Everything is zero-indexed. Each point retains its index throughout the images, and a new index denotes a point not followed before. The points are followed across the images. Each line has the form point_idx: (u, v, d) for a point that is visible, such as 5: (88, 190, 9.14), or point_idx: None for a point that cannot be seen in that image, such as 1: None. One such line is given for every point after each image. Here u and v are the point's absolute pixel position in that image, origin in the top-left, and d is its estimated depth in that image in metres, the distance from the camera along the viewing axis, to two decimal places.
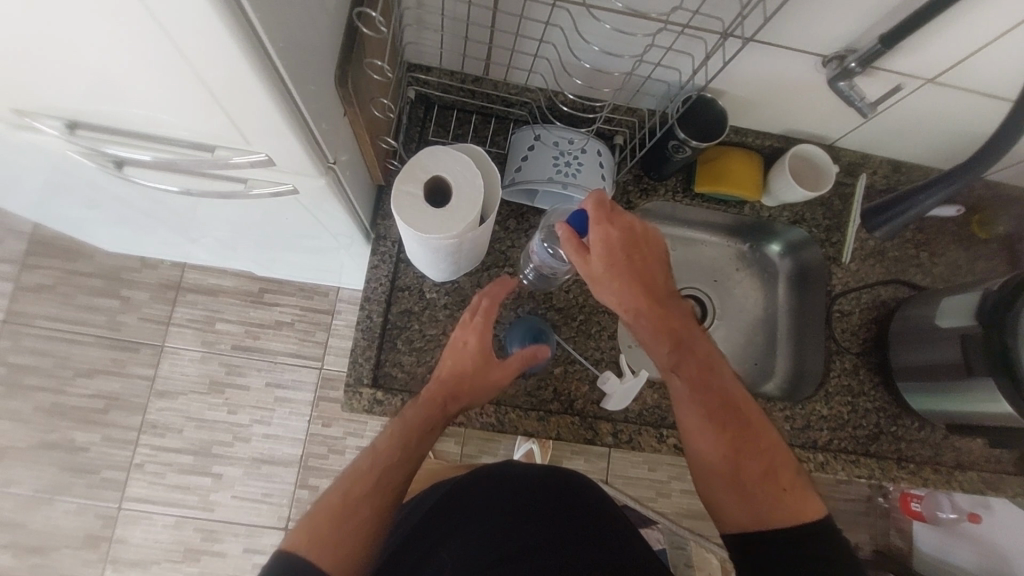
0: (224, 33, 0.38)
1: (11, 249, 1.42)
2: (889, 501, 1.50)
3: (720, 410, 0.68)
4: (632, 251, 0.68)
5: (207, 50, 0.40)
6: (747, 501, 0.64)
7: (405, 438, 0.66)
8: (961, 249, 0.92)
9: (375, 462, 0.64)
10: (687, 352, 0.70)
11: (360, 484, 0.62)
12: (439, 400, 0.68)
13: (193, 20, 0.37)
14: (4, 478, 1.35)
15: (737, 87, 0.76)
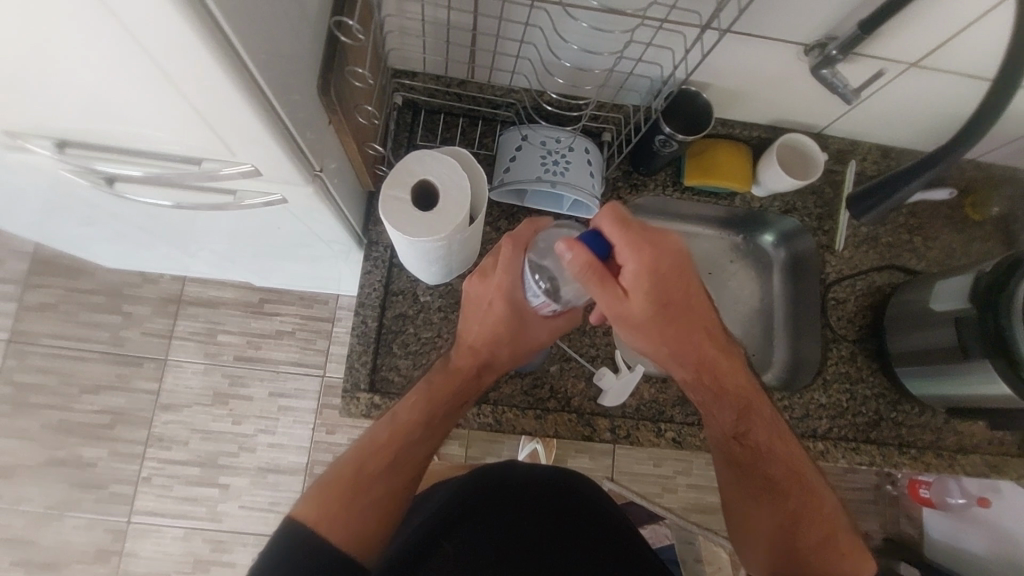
0: (201, 48, 0.39)
1: (13, 270, 1.44)
2: (898, 488, 1.50)
3: (765, 467, 0.70)
4: (670, 281, 0.58)
5: (186, 65, 0.41)
6: (792, 551, 0.68)
7: (423, 413, 0.68)
8: (954, 232, 0.92)
9: (392, 437, 0.67)
10: (728, 401, 0.70)
11: (377, 457, 0.65)
12: (460, 371, 0.70)
13: (171, 38, 0.38)
14: (13, 497, 1.36)
15: (721, 79, 0.76)
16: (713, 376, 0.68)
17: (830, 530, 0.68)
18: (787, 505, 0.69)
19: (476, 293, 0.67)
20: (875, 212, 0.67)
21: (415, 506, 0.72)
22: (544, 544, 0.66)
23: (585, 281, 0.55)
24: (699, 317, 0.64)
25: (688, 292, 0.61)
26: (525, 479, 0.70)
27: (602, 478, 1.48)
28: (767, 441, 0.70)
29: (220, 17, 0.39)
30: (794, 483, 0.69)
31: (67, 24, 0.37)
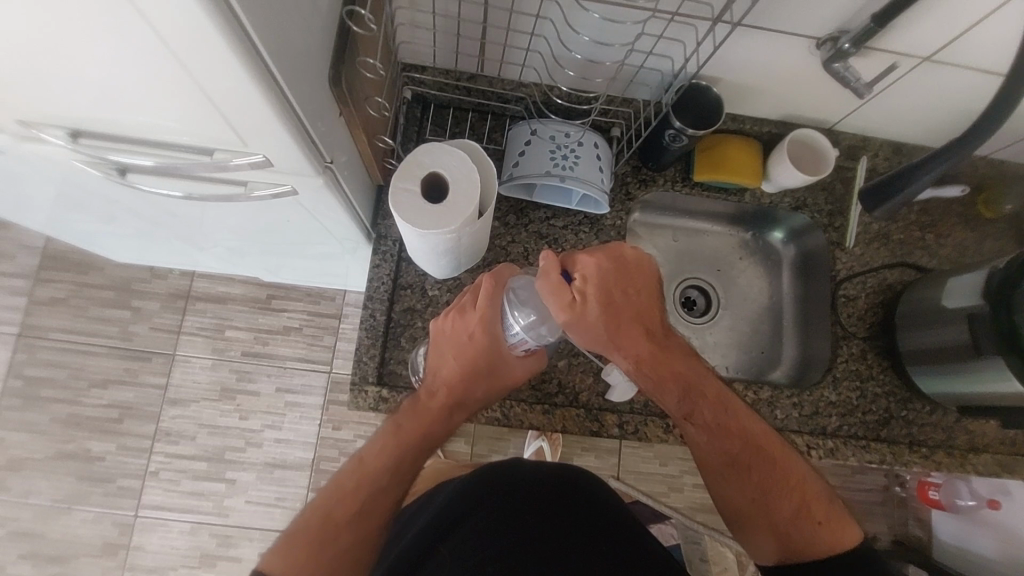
0: (215, 37, 0.39)
1: (24, 264, 1.45)
2: (906, 490, 1.49)
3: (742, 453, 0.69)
4: (620, 286, 0.63)
5: (199, 54, 0.41)
6: (768, 522, 0.69)
7: (388, 456, 0.69)
8: (967, 230, 0.92)
9: (358, 483, 0.68)
10: (695, 399, 0.68)
11: (343, 506, 0.67)
12: (424, 410, 0.69)
13: (186, 26, 0.38)
14: (22, 489, 1.37)
15: (731, 73, 0.75)
16: (653, 364, 0.67)
17: (802, 503, 0.69)
18: (752, 480, 0.69)
19: (442, 332, 0.66)
20: (887, 207, 0.67)
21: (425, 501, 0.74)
22: (545, 539, 0.65)
23: (552, 297, 0.61)
24: (645, 314, 0.65)
25: (631, 291, 0.64)
26: (530, 475, 0.71)
27: (607, 477, 1.48)
28: (716, 419, 0.69)
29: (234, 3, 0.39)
30: (751, 456, 0.69)
31: (84, 11, 0.37)
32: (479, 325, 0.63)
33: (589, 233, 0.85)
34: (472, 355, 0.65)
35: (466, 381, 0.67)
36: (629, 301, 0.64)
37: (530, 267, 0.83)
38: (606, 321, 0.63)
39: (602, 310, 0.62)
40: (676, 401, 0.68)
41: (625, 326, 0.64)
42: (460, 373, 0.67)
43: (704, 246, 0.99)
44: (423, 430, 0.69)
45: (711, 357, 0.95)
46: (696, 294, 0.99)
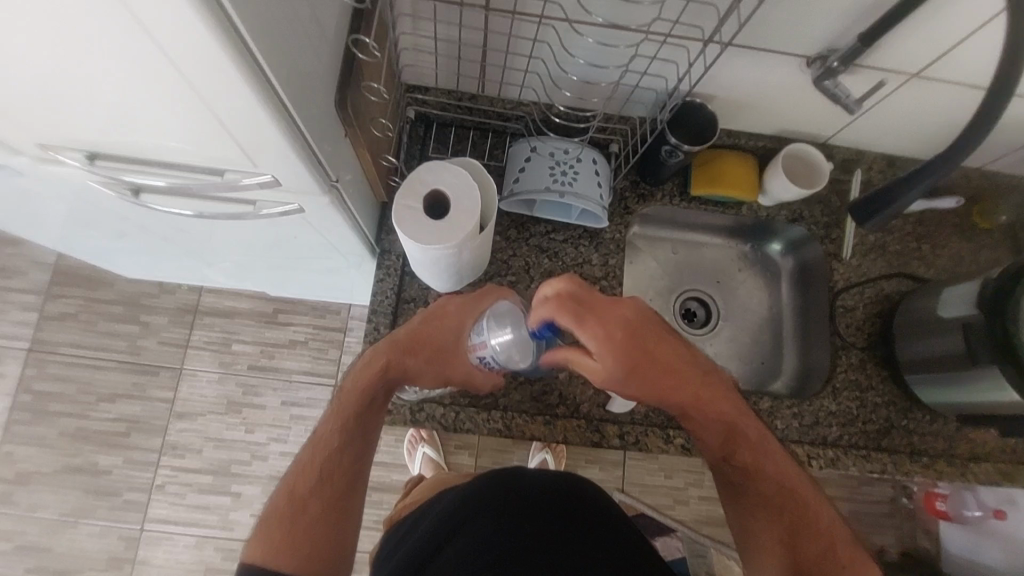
0: (228, 65, 0.41)
1: (36, 280, 1.48)
2: (914, 501, 1.49)
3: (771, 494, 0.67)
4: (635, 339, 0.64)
5: (212, 81, 0.43)
6: (793, 568, 0.62)
7: (340, 419, 0.67)
8: (963, 241, 0.93)
9: (314, 453, 0.65)
10: (735, 436, 0.68)
11: (304, 477, 0.63)
12: (376, 371, 0.69)
13: (200, 53, 0.40)
14: (29, 503, 1.38)
15: (725, 91, 0.77)
16: (691, 403, 0.68)
17: (827, 546, 0.64)
18: (782, 521, 0.65)
19: (430, 315, 0.74)
20: (878, 220, 0.68)
21: (428, 507, 0.76)
22: (543, 544, 0.66)
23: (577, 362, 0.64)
24: (666, 364, 0.66)
25: (652, 345, 0.65)
26: (529, 482, 0.72)
27: (611, 489, 1.48)
28: (754, 461, 0.68)
29: (244, 32, 0.41)
30: (783, 497, 0.66)
31: (104, 38, 0.40)
32: (444, 314, 0.73)
33: (588, 247, 0.86)
34: (431, 335, 0.72)
35: (416, 352, 0.71)
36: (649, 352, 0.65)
37: (530, 280, 0.85)
38: (614, 363, 0.63)
39: (605, 354, 0.63)
40: (715, 438, 0.69)
41: (642, 365, 0.65)
42: (411, 344, 0.71)
43: (703, 258, 1.01)
44: (373, 391, 0.69)
45: None
46: (696, 305, 1.00)
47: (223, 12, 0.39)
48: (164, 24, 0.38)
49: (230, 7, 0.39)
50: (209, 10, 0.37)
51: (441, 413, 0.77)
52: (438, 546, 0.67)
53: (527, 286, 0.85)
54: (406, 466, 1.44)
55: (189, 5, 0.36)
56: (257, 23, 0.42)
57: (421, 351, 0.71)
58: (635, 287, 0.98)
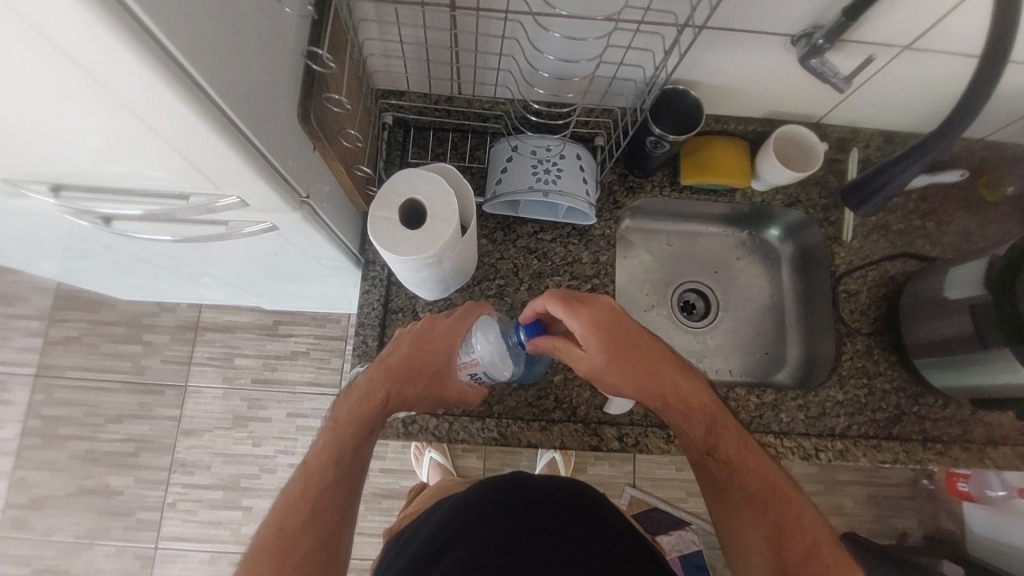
0: (169, 94, 0.39)
1: (38, 306, 1.49)
2: (934, 482, 1.46)
3: (756, 490, 0.64)
4: (618, 332, 0.68)
5: (156, 111, 0.41)
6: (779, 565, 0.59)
7: (333, 449, 0.66)
8: (970, 216, 0.89)
9: (307, 485, 0.63)
10: (715, 431, 0.67)
11: (296, 512, 0.61)
12: (369, 400, 0.69)
13: (137, 84, 0.38)
14: (45, 527, 1.39)
15: (708, 76, 0.75)
16: (670, 394, 0.68)
17: (813, 541, 0.60)
18: (768, 518, 0.62)
19: (418, 336, 0.72)
20: (872, 204, 0.66)
21: (425, 518, 0.74)
22: (539, 553, 0.64)
23: (558, 347, 0.68)
24: (648, 358, 0.69)
25: (635, 338, 0.68)
26: (522, 490, 0.71)
27: (622, 485, 1.45)
28: (739, 457, 0.65)
29: (179, 55, 0.39)
30: (769, 492, 0.63)
31: (36, 72, 0.38)
32: (431, 337, 0.72)
33: (578, 245, 0.84)
34: (421, 359, 0.71)
35: (407, 378, 0.70)
36: (631, 346, 0.68)
37: (520, 282, 0.83)
38: (597, 352, 0.67)
39: (589, 343, 0.66)
40: (697, 430, 0.67)
41: (623, 356, 0.67)
42: (403, 370, 0.70)
43: (700, 248, 0.98)
44: (366, 420, 0.68)
45: (712, 361, 0.93)
46: (695, 297, 0.98)
47: (152, 37, 0.37)
48: (93, 57, 0.36)
49: (158, 30, 0.37)
50: (138, 38, 0.35)
51: (435, 424, 0.76)
52: (438, 553, 0.65)
53: (517, 289, 0.83)
54: (414, 472, 1.43)
55: (114, 34, 0.34)
56: (193, 44, 0.40)
57: (413, 376, 0.71)
58: (631, 282, 0.95)
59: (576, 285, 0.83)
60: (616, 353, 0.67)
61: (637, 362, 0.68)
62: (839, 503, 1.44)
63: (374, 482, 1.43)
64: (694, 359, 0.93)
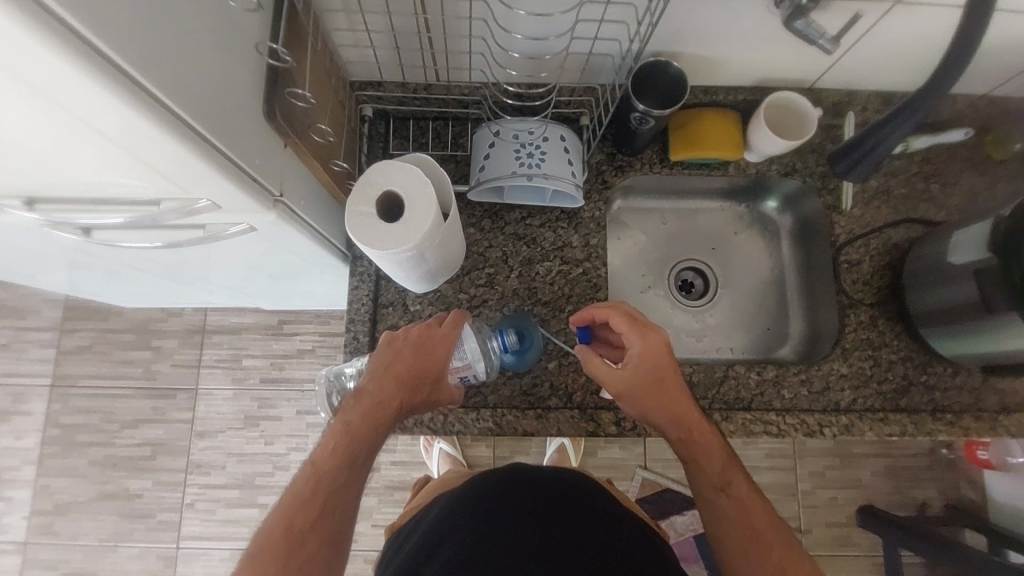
0: (117, 104, 0.38)
1: (49, 317, 1.51)
2: (954, 451, 1.42)
3: (758, 531, 0.64)
4: (655, 368, 0.66)
5: (107, 122, 0.40)
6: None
7: (343, 454, 0.64)
8: (976, 175, 0.85)
9: (317, 487, 0.62)
10: (726, 470, 0.66)
11: (305, 513, 0.61)
12: (379, 408, 0.67)
13: (82, 97, 0.37)
14: (71, 531, 1.44)
15: (691, 45, 0.72)
16: (697, 430, 0.67)
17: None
18: (772, 559, 0.62)
19: (421, 341, 0.70)
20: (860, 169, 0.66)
21: (422, 513, 0.74)
22: (538, 543, 0.63)
23: (587, 361, 0.68)
24: (676, 395, 0.67)
25: (669, 375, 0.66)
26: (519, 480, 0.71)
27: (634, 468, 1.44)
28: (749, 497, 0.66)
29: (123, 64, 0.38)
30: (774, 534, 0.64)
31: None
32: (439, 346, 0.70)
33: (567, 229, 0.83)
34: (426, 366, 0.69)
35: (412, 384, 0.69)
36: (661, 381, 0.66)
37: (509, 270, 0.82)
38: (644, 376, 0.66)
39: (641, 364, 0.65)
40: (711, 466, 0.66)
41: (669, 384, 0.66)
42: (413, 379, 0.69)
43: (696, 224, 0.96)
44: (375, 426, 0.66)
45: (713, 340, 0.91)
46: (692, 275, 0.95)
47: (90, 46, 0.36)
48: (32, 70, 0.35)
49: (96, 38, 0.36)
50: (72, 47, 0.34)
51: (430, 417, 0.75)
52: (434, 546, 0.65)
53: (507, 277, 0.81)
54: (424, 463, 1.44)
55: (46, 45, 0.33)
56: (138, 50, 0.39)
57: (418, 383, 0.69)
58: (625, 263, 0.93)
59: (566, 270, 0.82)
60: (642, 385, 0.66)
61: (663, 397, 0.66)
62: (855, 476, 1.42)
63: (385, 475, 1.44)
64: (693, 338, 0.91)
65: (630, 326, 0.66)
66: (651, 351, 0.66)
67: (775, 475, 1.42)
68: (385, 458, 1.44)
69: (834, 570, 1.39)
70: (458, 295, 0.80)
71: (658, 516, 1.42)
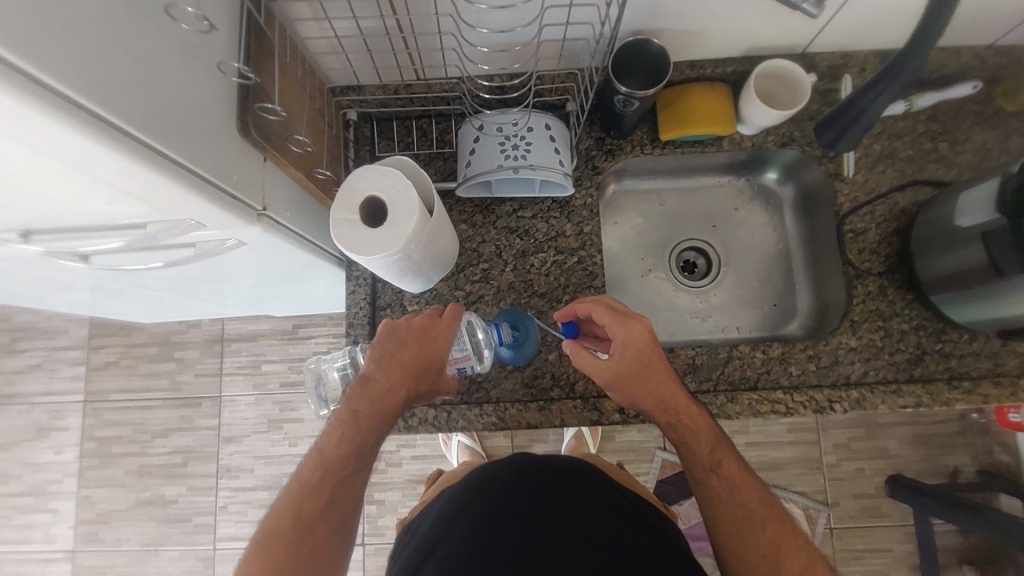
0: (84, 142, 0.39)
1: (76, 336, 1.57)
2: (985, 416, 1.38)
3: (750, 510, 0.64)
4: (639, 355, 0.66)
5: (80, 161, 0.41)
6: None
7: (349, 445, 0.64)
8: (987, 130, 0.81)
9: (324, 476, 0.63)
10: (718, 453, 0.66)
11: (312, 501, 0.62)
12: (384, 398, 0.66)
13: (50, 139, 0.38)
14: (115, 538, 1.50)
15: (671, 20, 0.70)
16: (685, 413, 0.67)
17: (808, 558, 0.62)
18: (766, 534, 0.63)
19: (421, 332, 0.69)
20: (849, 127, 0.73)
21: (426, 511, 0.74)
22: (538, 534, 0.62)
23: (574, 355, 0.68)
24: (663, 382, 0.67)
25: (655, 362, 0.67)
26: (518, 474, 0.70)
27: (653, 449, 1.43)
28: (741, 475, 0.66)
29: (85, 104, 0.38)
30: (766, 509, 0.64)
31: None
32: (441, 337, 0.69)
33: (560, 219, 0.82)
34: (427, 359, 0.68)
35: (413, 377, 0.67)
36: (648, 369, 0.66)
37: (504, 264, 0.81)
38: (628, 364, 0.66)
39: (625, 353, 0.66)
40: (702, 449, 0.66)
41: (654, 370, 0.67)
42: (418, 370, 0.68)
43: (694, 202, 0.93)
44: (380, 418, 0.66)
45: (718, 320, 0.90)
46: (694, 255, 0.94)
47: (51, 91, 0.36)
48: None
49: (55, 82, 0.36)
50: (32, 94, 0.35)
51: (433, 415, 0.76)
52: (436, 541, 0.65)
53: (502, 271, 0.81)
54: (444, 456, 1.46)
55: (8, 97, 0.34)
56: (101, 88, 0.40)
57: (420, 375, 0.68)
58: (623, 248, 0.92)
59: (562, 260, 0.81)
60: (630, 374, 0.66)
61: (651, 384, 0.66)
62: (882, 446, 1.39)
63: (407, 470, 1.46)
64: (698, 320, 0.90)
65: (612, 316, 0.66)
66: (635, 340, 0.66)
67: (797, 450, 1.40)
68: (405, 453, 1.46)
69: (864, 542, 1.36)
70: (454, 293, 0.80)
71: (680, 496, 1.42)
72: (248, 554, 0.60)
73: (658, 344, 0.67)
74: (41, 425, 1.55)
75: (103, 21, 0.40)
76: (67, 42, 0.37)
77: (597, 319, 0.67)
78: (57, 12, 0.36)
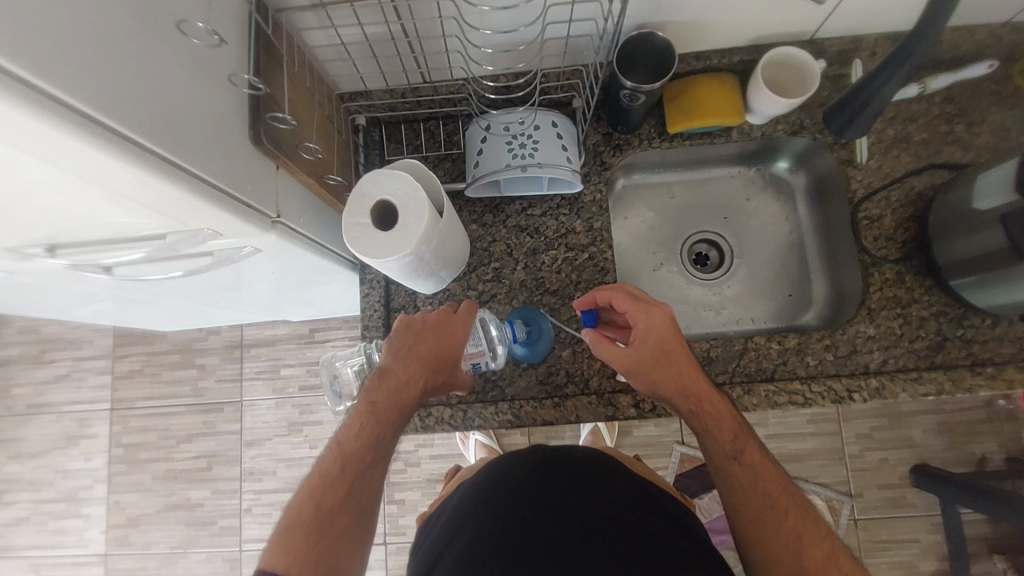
0: (102, 155, 0.40)
1: (101, 345, 1.61)
2: (1013, 402, 1.35)
3: (770, 501, 0.64)
4: (660, 342, 0.66)
5: (99, 175, 0.42)
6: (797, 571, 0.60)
7: (368, 436, 0.65)
8: (1005, 110, 0.79)
9: (344, 468, 0.64)
10: (738, 442, 0.66)
11: (333, 493, 0.63)
12: (401, 392, 0.67)
13: (70, 155, 0.39)
14: (145, 541, 1.54)
15: (676, 12, 0.69)
16: (707, 401, 0.67)
17: (832, 547, 0.61)
18: (787, 522, 0.62)
19: (437, 326, 0.70)
20: (863, 111, 0.72)
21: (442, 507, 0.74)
22: (552, 527, 0.62)
23: (593, 345, 0.69)
24: (684, 371, 0.66)
25: (675, 350, 0.66)
26: (536, 468, 0.70)
27: (671, 443, 1.42)
28: (763, 464, 0.65)
29: (103, 119, 0.40)
30: (788, 498, 0.64)
31: None
32: (456, 332, 0.70)
33: (569, 215, 0.82)
34: (442, 353, 0.69)
35: (430, 370, 0.68)
36: (668, 359, 0.66)
37: (515, 263, 0.82)
38: (649, 352, 0.66)
39: (646, 341, 0.66)
40: (724, 437, 0.66)
41: (676, 359, 0.66)
42: (435, 363, 0.68)
43: (706, 193, 0.93)
44: (396, 410, 0.67)
45: (733, 312, 0.89)
46: (706, 248, 0.93)
47: (71, 109, 0.38)
48: (19, 141, 0.37)
49: (69, 98, 0.37)
50: (52, 112, 0.36)
51: (449, 415, 0.76)
52: (454, 534, 0.65)
53: (513, 270, 0.82)
54: (461, 456, 1.47)
55: (30, 117, 0.35)
56: (113, 101, 0.40)
57: (436, 369, 0.69)
58: (635, 243, 0.91)
59: (572, 256, 0.81)
60: (650, 363, 0.66)
61: (672, 374, 0.66)
62: (906, 436, 1.36)
63: (426, 469, 1.47)
64: (711, 312, 0.89)
65: (634, 302, 0.67)
66: (656, 329, 0.66)
67: (819, 441, 1.38)
68: (424, 452, 1.47)
69: (889, 533, 1.34)
70: (467, 293, 0.81)
71: (700, 490, 1.41)
72: (269, 547, 0.60)
73: (680, 332, 0.67)
74: (71, 433, 1.60)
75: (118, 39, 0.42)
76: (83, 60, 0.38)
77: (619, 308, 0.67)
78: (68, 29, 0.38)
